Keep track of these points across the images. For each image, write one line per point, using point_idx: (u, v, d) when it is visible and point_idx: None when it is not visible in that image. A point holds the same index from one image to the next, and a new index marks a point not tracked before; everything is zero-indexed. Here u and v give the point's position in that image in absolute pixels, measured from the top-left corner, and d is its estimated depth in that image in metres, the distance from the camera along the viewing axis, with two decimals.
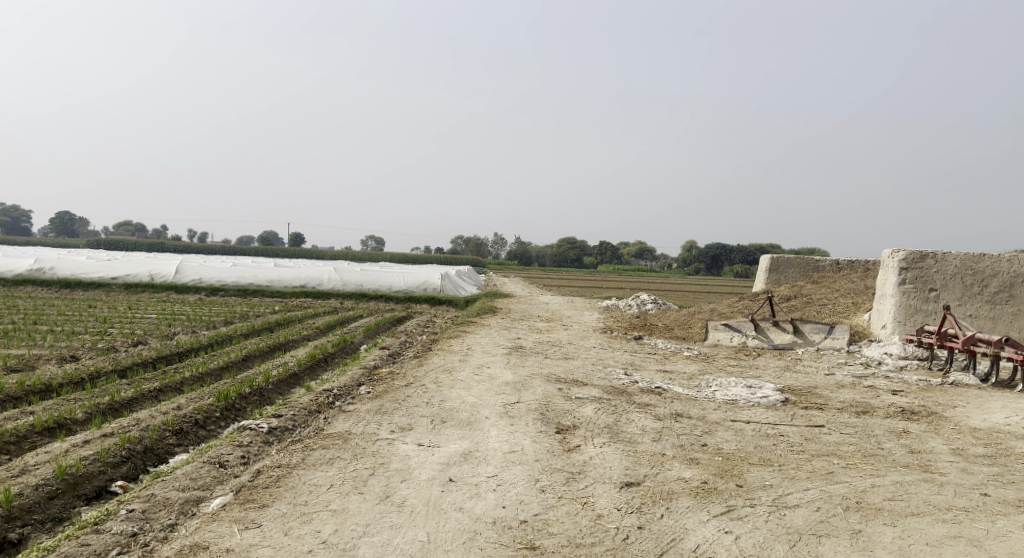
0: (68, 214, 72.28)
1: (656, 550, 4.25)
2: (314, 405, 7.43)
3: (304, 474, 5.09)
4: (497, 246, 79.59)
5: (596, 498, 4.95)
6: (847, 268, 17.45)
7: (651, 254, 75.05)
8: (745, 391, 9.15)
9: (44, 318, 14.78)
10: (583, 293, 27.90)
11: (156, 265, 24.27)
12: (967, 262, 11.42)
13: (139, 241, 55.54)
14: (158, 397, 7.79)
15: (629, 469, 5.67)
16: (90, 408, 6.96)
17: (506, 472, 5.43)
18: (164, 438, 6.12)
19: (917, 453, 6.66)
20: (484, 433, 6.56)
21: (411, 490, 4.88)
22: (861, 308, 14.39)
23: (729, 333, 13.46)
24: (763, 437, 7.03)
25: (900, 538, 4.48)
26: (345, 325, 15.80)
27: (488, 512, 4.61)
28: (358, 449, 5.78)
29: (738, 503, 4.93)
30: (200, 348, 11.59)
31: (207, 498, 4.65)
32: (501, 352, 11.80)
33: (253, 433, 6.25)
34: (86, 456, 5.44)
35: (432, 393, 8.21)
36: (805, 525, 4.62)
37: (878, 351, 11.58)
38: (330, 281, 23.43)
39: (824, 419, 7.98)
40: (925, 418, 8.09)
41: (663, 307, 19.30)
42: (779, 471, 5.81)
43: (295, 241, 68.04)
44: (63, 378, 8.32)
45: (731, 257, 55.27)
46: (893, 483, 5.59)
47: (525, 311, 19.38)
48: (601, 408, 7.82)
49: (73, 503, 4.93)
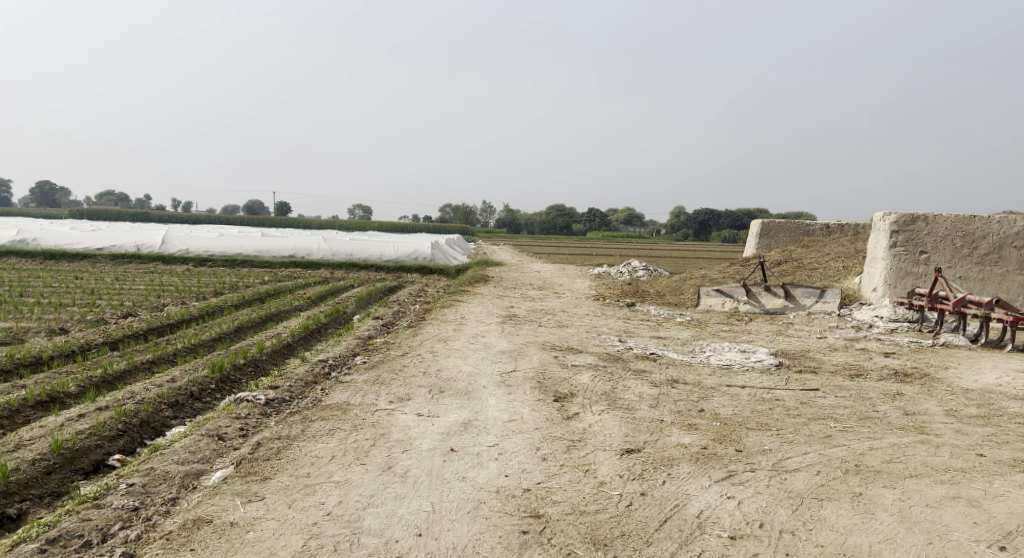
0: (50, 185, 71.58)
1: (660, 516, 4.26)
2: (310, 376, 7.40)
3: (305, 445, 5.07)
4: (486, 213, 79.39)
5: (598, 465, 4.96)
6: (838, 232, 17.49)
7: (638, 220, 75.15)
8: (739, 356, 9.21)
9: (30, 289, 14.62)
10: (573, 260, 27.90)
11: (143, 236, 24.00)
12: (958, 224, 11.45)
13: (123, 212, 54.94)
14: (152, 369, 7.75)
15: (629, 436, 5.69)
16: (83, 381, 6.91)
17: (507, 441, 5.43)
18: (160, 411, 6.08)
19: (912, 415, 6.72)
20: (482, 403, 6.55)
21: (413, 460, 4.88)
22: (852, 271, 14.43)
23: (721, 299, 13.51)
24: (759, 402, 7.07)
25: (900, 500, 4.52)
26: (337, 295, 15.74)
27: (492, 481, 4.61)
28: (358, 420, 5.76)
29: (739, 467, 4.97)
30: (191, 319, 11.50)
31: (208, 471, 4.62)
32: (495, 320, 11.78)
33: (250, 405, 6.22)
34: (82, 430, 5.39)
35: (428, 362, 8.20)
36: (807, 489, 4.66)
37: (869, 315, 11.64)
38: (320, 251, 23.25)
39: (819, 382, 8.04)
40: (919, 380, 8.16)
41: (655, 274, 19.28)
42: (777, 435, 5.84)
43: (281, 210, 67.48)
44: (54, 350, 8.26)
45: (719, 224, 55.39)
46: (891, 446, 5.65)
47: (516, 279, 19.36)
48: (597, 376, 7.83)
49: (71, 477, 4.90)
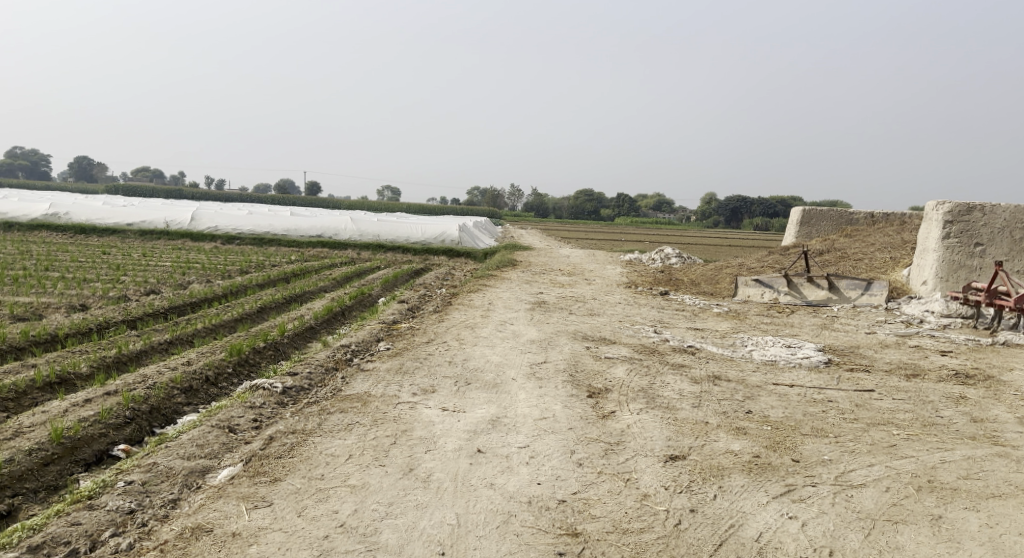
0: (86, 161, 72.79)
1: (713, 539, 3.80)
2: (331, 362, 7.02)
3: (320, 442, 4.63)
4: (514, 196, 78.92)
5: (641, 474, 4.48)
6: (882, 222, 16.71)
7: (669, 206, 74.10)
8: (785, 351, 8.63)
9: (55, 264, 14.42)
10: (603, 246, 27.36)
11: (172, 212, 23.83)
12: (1018, 215, 10.75)
13: (155, 188, 55.29)
14: (169, 351, 7.41)
15: (672, 440, 5.18)
16: (94, 362, 6.57)
17: (539, 442, 4.97)
18: (172, 396, 5.71)
19: (980, 422, 6.15)
20: (511, 397, 6.10)
21: (437, 462, 4.44)
22: (900, 263, 13.71)
23: (760, 289, 12.88)
24: (810, 403, 6.52)
25: (988, 527, 4.05)
26: (363, 277, 15.37)
27: (523, 489, 4.16)
28: (378, 414, 5.32)
29: (798, 482, 4.48)
30: (214, 298, 11.20)
31: (214, 468, 4.21)
32: (524, 307, 11.33)
33: (266, 393, 5.82)
34: (86, 417, 5.01)
35: (455, 351, 7.77)
36: (877, 509, 4.21)
37: (919, 309, 10.95)
38: (347, 232, 22.86)
39: (873, 382, 7.47)
40: (983, 382, 7.55)
41: (688, 262, 18.65)
42: (837, 443, 5.31)
43: (311, 190, 67.53)
44: (70, 327, 7.96)
45: (751, 211, 54.22)
46: (964, 459, 5.10)
47: (545, 264, 18.84)
48: (634, 370, 7.34)
49: (70, 470, 4.53)
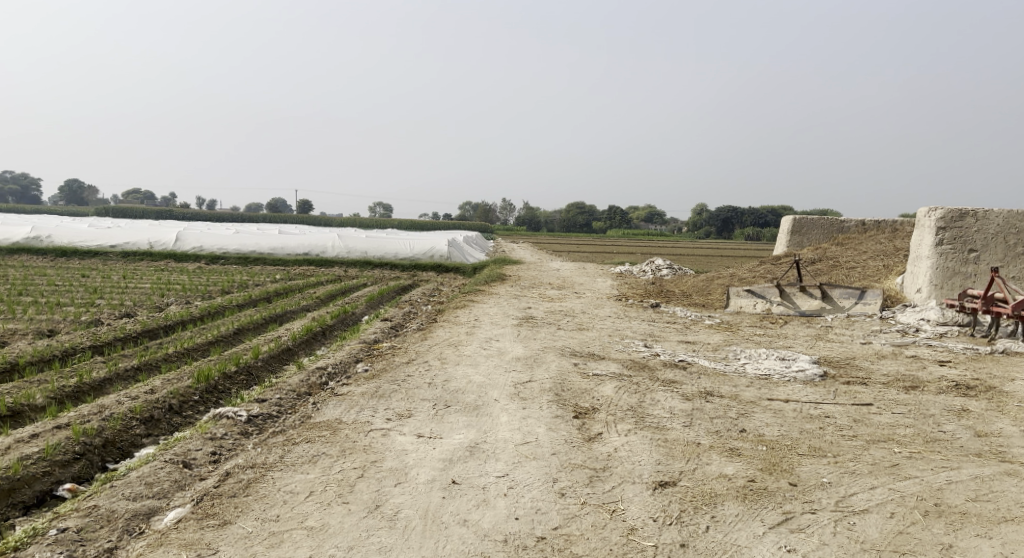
0: (75, 183, 72.45)
1: None
2: (304, 387, 6.65)
3: (281, 477, 4.29)
4: (505, 211, 78.70)
5: (627, 504, 4.16)
6: (875, 229, 16.46)
7: (659, 218, 74.04)
8: (779, 364, 8.33)
9: (31, 288, 14.06)
10: (595, 258, 27.08)
11: (156, 232, 23.42)
12: (1012, 220, 10.50)
13: (144, 208, 54.85)
14: (134, 378, 7.06)
15: (662, 464, 4.85)
16: (51, 393, 6.21)
17: (519, 471, 4.63)
18: (130, 428, 5.36)
19: (985, 437, 5.85)
20: (492, 420, 5.75)
21: (407, 497, 4.10)
22: (893, 271, 13.44)
23: (752, 299, 12.59)
24: (807, 420, 6.21)
25: None
26: (348, 295, 15.01)
27: (499, 526, 3.86)
28: (347, 444, 4.98)
29: (796, 508, 4.18)
30: (190, 320, 10.84)
31: (161, 510, 3.90)
32: (511, 323, 11.00)
33: (230, 422, 5.47)
34: (30, 455, 4.69)
35: (436, 371, 7.43)
36: (882, 539, 3.95)
37: (914, 318, 10.68)
38: (334, 249, 22.48)
39: (871, 395, 7.17)
40: (984, 394, 7.26)
41: (680, 273, 18.37)
42: (836, 464, 4.99)
43: (302, 208, 67.33)
44: (32, 355, 7.60)
45: (742, 221, 54.14)
46: (972, 479, 4.80)
47: (534, 278, 18.50)
48: (622, 387, 7.01)
49: (6, 514, 4.22)
